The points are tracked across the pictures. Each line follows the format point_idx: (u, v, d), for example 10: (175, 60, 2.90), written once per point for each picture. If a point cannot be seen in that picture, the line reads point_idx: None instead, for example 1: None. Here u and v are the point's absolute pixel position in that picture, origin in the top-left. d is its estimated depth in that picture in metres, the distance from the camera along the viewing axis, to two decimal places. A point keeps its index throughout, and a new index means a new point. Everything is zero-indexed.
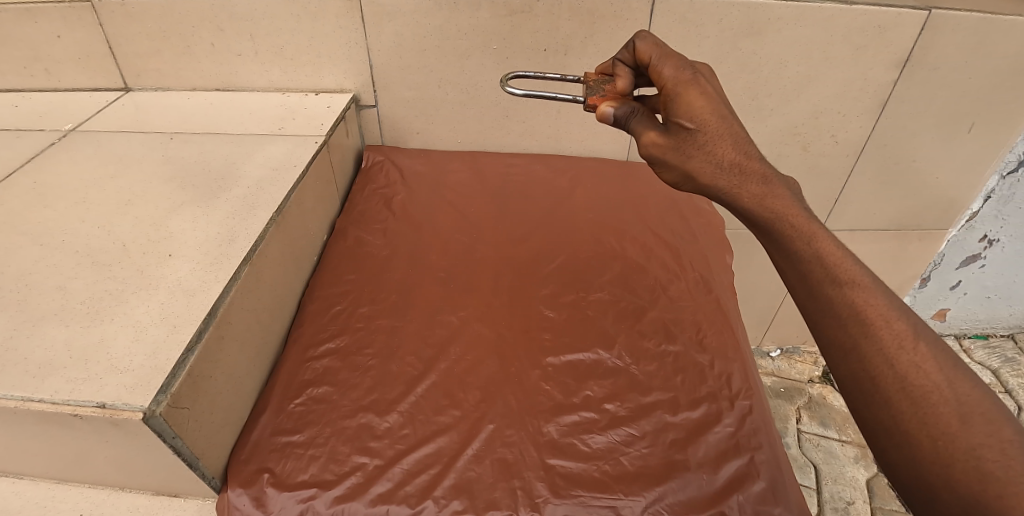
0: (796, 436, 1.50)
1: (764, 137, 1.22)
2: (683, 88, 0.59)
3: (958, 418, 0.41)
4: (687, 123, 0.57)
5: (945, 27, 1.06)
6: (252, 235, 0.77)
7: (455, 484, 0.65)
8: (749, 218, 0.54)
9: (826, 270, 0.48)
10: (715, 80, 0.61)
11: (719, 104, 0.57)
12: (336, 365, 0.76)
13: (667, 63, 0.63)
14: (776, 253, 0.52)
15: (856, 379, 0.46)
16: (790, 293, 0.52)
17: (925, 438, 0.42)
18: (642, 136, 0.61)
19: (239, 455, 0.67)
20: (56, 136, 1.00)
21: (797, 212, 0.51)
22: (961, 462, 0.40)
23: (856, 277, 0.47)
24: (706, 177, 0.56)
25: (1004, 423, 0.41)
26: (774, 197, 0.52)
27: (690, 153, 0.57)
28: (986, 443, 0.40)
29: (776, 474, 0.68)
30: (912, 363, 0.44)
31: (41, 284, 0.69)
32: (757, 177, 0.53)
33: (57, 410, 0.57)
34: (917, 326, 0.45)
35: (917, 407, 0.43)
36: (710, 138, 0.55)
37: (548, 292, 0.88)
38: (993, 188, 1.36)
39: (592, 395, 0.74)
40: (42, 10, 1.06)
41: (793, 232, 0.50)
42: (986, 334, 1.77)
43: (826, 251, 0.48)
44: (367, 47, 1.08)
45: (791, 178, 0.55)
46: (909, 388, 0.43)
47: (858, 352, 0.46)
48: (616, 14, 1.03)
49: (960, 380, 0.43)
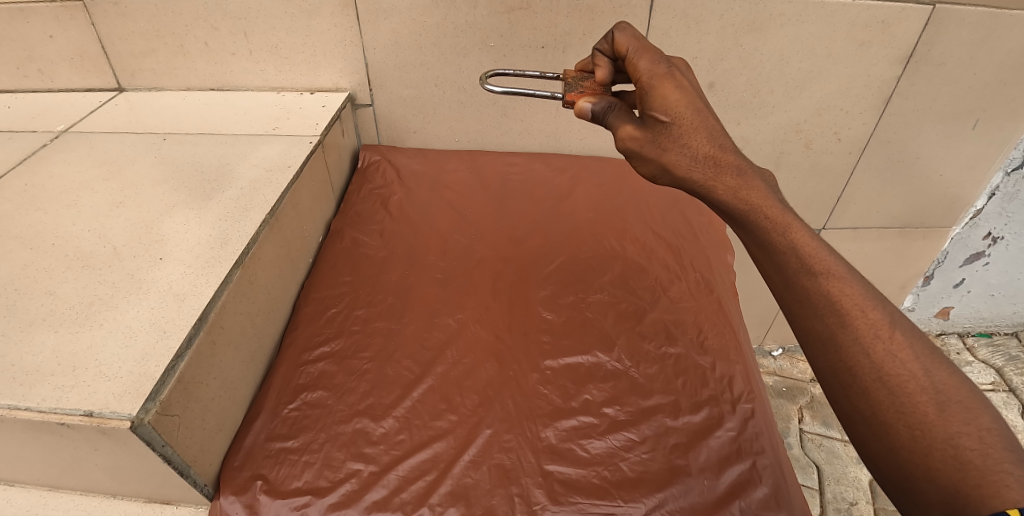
0: (799, 436, 1.49)
1: (766, 135, 1.21)
2: (658, 81, 0.57)
3: (935, 407, 0.41)
4: (662, 116, 0.55)
5: (950, 22, 1.04)
6: (244, 238, 0.75)
7: (452, 491, 0.64)
8: (725, 210, 0.52)
9: (801, 261, 0.47)
10: (691, 75, 0.59)
11: (694, 98, 0.55)
12: (331, 368, 0.75)
13: (643, 56, 0.61)
14: (751, 244, 0.51)
15: (834, 370, 0.45)
16: (767, 284, 0.51)
17: (903, 427, 0.41)
18: (620, 130, 0.59)
19: (232, 462, 0.66)
20: (49, 138, 0.99)
21: (770, 203, 0.49)
22: (940, 451, 0.40)
23: (831, 267, 0.46)
24: (681, 170, 0.54)
25: (982, 411, 0.41)
26: (749, 188, 0.50)
27: (666, 146, 0.55)
28: (964, 432, 0.40)
29: (780, 479, 0.66)
30: (888, 353, 0.43)
31: (30, 289, 0.68)
32: (732, 169, 0.52)
33: (44, 418, 0.56)
34: (892, 315, 0.44)
35: (894, 396, 0.42)
36: (685, 131, 0.54)
37: (547, 293, 0.87)
38: (998, 185, 1.35)
39: (591, 398, 0.73)
40: (34, 9, 1.04)
41: (767, 223, 0.49)
42: (990, 333, 1.75)
43: (800, 242, 0.47)
44: (363, 44, 1.06)
45: (765, 170, 0.53)
46: (885, 378, 0.43)
47: (835, 342, 0.45)
48: (615, 10, 1.01)
49: (937, 368, 0.42)
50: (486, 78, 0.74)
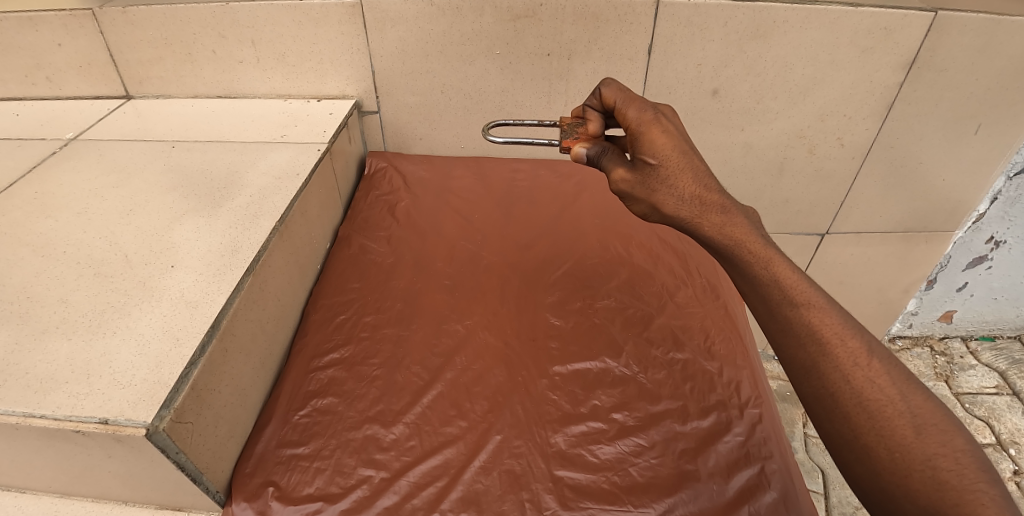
0: (803, 440, 1.49)
1: (770, 141, 1.22)
2: (646, 127, 0.57)
3: (913, 429, 0.42)
4: (650, 158, 0.55)
5: (952, 29, 1.05)
6: (255, 245, 0.76)
7: (462, 497, 0.64)
8: (711, 245, 0.52)
9: (784, 293, 0.47)
10: (678, 121, 0.59)
11: (680, 141, 0.56)
12: (341, 375, 0.76)
13: (630, 105, 0.61)
14: (738, 277, 0.51)
15: (818, 396, 0.46)
16: (753, 314, 0.51)
17: (883, 450, 0.42)
18: (612, 172, 0.59)
19: (244, 469, 0.66)
20: (58, 145, 0.99)
21: (754, 237, 0.50)
22: (919, 472, 0.40)
23: (812, 299, 0.47)
24: (669, 208, 0.54)
25: (957, 432, 0.42)
26: (733, 225, 0.51)
27: (654, 187, 0.55)
28: (941, 453, 0.41)
29: (789, 484, 0.67)
30: (867, 378, 0.44)
31: (43, 296, 0.68)
32: (717, 208, 0.52)
33: (60, 425, 0.56)
34: (871, 342, 0.45)
35: (874, 420, 0.43)
36: (672, 172, 0.54)
37: (554, 299, 0.87)
38: (1000, 189, 1.35)
39: (600, 404, 0.74)
40: (44, 18, 1.05)
41: (750, 257, 0.50)
42: (993, 336, 1.74)
43: (782, 274, 0.48)
44: (370, 53, 1.07)
45: (750, 207, 0.54)
46: (865, 403, 0.43)
47: (817, 369, 0.45)
48: (621, 19, 1.02)
49: (913, 392, 0.43)
50: (489, 128, 0.73)
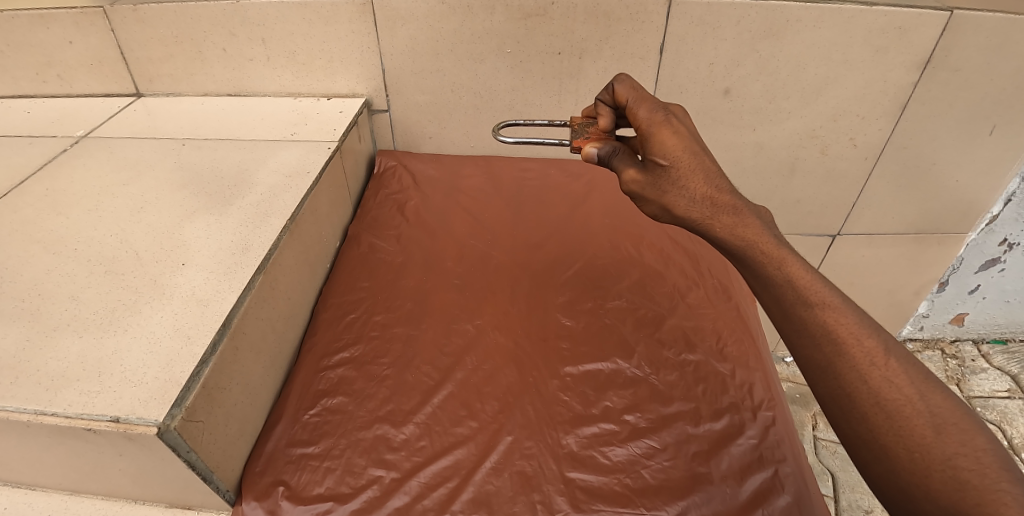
0: (813, 443, 1.48)
1: (782, 141, 1.21)
2: (656, 128, 0.56)
3: (932, 429, 0.41)
4: (661, 159, 0.54)
5: (968, 28, 1.04)
6: (266, 243, 0.76)
7: (473, 498, 0.64)
8: (723, 247, 0.52)
9: (798, 293, 0.47)
10: (689, 121, 0.59)
11: (691, 142, 0.55)
12: (351, 374, 0.75)
13: (641, 105, 0.60)
14: (752, 279, 0.51)
15: (834, 396, 0.45)
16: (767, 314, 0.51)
17: (902, 450, 0.41)
18: (622, 173, 0.59)
19: (254, 468, 0.66)
20: (68, 143, 0.99)
21: (766, 238, 0.49)
22: (938, 472, 0.40)
23: (826, 298, 0.46)
24: (680, 210, 0.54)
25: (977, 432, 0.41)
26: (745, 225, 0.50)
27: (665, 188, 0.55)
28: (961, 453, 0.40)
29: (803, 487, 0.66)
30: (884, 378, 0.43)
31: (54, 294, 0.68)
32: (729, 208, 0.51)
33: (71, 423, 0.56)
34: (887, 341, 0.45)
35: (891, 420, 0.42)
36: (683, 173, 0.53)
37: (565, 300, 0.86)
38: (1015, 190, 1.31)
39: (612, 405, 0.73)
40: (56, 16, 1.05)
41: (763, 257, 0.49)
42: (1005, 339, 1.72)
43: (796, 275, 0.47)
44: (380, 51, 1.07)
45: (763, 207, 0.53)
46: (883, 403, 0.42)
47: (833, 369, 0.45)
48: (633, 17, 1.02)
49: (931, 391, 0.42)
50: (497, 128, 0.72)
